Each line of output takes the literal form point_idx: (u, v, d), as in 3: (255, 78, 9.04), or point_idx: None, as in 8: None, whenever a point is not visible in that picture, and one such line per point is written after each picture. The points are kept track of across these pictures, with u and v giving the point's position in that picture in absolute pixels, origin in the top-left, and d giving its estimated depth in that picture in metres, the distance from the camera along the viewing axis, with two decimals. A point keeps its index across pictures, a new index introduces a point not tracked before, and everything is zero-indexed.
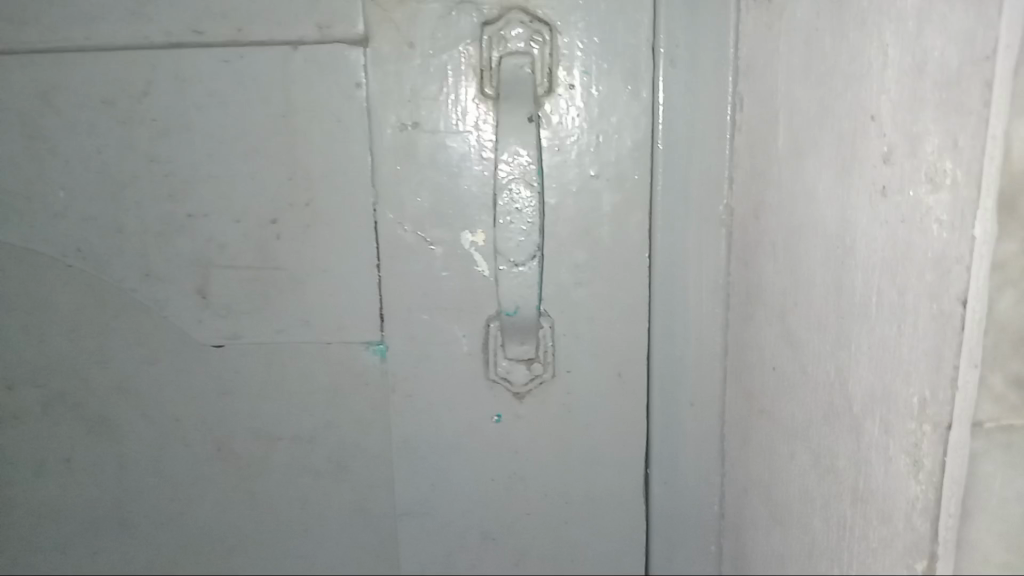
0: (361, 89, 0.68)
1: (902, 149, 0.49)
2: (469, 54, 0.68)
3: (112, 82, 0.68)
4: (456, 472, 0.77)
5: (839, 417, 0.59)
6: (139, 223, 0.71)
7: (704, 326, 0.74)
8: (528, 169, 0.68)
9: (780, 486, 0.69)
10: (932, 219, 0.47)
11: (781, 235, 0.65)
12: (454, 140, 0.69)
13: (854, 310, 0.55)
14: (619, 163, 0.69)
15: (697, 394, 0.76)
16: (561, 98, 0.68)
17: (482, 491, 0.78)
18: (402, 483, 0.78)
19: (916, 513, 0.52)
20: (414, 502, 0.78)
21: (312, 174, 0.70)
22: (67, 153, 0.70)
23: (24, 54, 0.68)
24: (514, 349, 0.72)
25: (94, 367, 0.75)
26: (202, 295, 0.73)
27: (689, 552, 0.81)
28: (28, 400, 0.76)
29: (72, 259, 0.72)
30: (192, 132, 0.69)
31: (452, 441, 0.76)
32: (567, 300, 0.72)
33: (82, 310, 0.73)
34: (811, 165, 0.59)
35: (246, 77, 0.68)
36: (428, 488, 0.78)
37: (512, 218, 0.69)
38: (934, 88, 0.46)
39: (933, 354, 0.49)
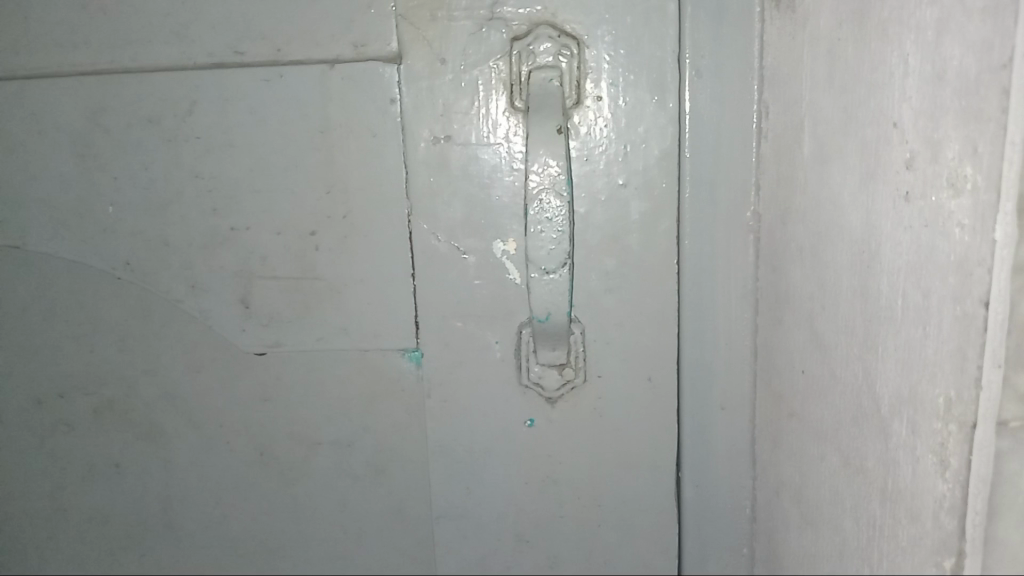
0: (395, 105, 0.71)
1: (924, 155, 0.50)
2: (499, 69, 0.70)
3: (158, 103, 0.72)
4: (491, 476, 0.79)
5: (868, 418, 0.60)
6: (184, 237, 0.74)
7: (733, 330, 0.76)
8: (558, 179, 0.70)
9: (812, 487, 0.70)
10: (954, 222, 0.48)
11: (808, 240, 0.66)
12: (485, 152, 0.72)
13: (881, 312, 0.56)
14: (647, 172, 0.71)
15: (728, 399, 0.77)
16: (589, 110, 0.70)
17: (515, 494, 0.79)
18: (438, 487, 0.80)
19: (944, 511, 0.53)
20: (451, 505, 0.80)
21: (349, 187, 0.72)
22: (116, 170, 0.73)
23: (74, 76, 0.71)
24: (545, 354, 0.74)
25: (141, 375, 0.78)
26: (245, 305, 0.75)
27: (722, 555, 0.82)
28: (80, 408, 0.79)
29: (122, 272, 0.75)
30: (234, 149, 0.72)
31: (486, 445, 0.78)
32: (598, 306, 0.74)
33: (130, 321, 0.76)
34: (837, 172, 0.60)
35: (286, 95, 0.71)
36: (464, 491, 0.80)
37: (542, 227, 0.70)
38: (954, 95, 0.47)
39: (958, 355, 0.49)
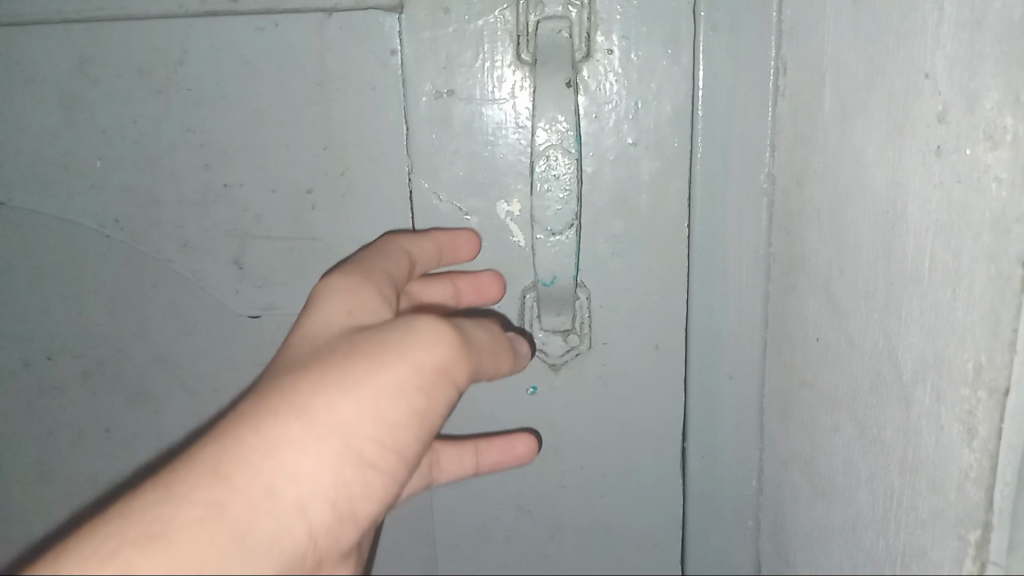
0: (396, 57, 0.67)
1: (958, 106, 0.48)
2: (505, 20, 0.66)
3: (149, 52, 0.68)
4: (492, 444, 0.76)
5: (887, 385, 0.58)
6: (176, 194, 0.71)
7: (742, 297, 0.72)
8: (566, 135, 0.66)
9: (824, 459, 0.68)
10: (990, 176, 0.47)
11: (826, 202, 0.62)
12: (490, 108, 0.68)
13: (906, 275, 0.54)
14: (658, 130, 0.67)
15: (737, 367, 0.75)
16: (599, 64, 0.66)
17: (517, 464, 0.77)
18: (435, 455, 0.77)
19: (969, 483, 0.55)
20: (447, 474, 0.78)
21: (347, 143, 0.69)
22: (104, 123, 0.70)
23: (59, 24, 0.68)
24: (550, 320, 0.72)
25: (132, 337, 0.75)
26: (238, 264, 0.73)
27: (727, 527, 0.80)
28: (69, 370, 0.77)
29: (111, 230, 0.72)
30: (228, 102, 0.69)
31: (487, 415, 0.76)
32: (604, 271, 0.71)
33: (120, 281, 0.74)
34: (861, 128, 0.57)
35: (282, 45, 0.67)
36: None
37: (549, 185, 0.67)
38: (995, 42, 0.45)
39: (991, 318, 0.50)
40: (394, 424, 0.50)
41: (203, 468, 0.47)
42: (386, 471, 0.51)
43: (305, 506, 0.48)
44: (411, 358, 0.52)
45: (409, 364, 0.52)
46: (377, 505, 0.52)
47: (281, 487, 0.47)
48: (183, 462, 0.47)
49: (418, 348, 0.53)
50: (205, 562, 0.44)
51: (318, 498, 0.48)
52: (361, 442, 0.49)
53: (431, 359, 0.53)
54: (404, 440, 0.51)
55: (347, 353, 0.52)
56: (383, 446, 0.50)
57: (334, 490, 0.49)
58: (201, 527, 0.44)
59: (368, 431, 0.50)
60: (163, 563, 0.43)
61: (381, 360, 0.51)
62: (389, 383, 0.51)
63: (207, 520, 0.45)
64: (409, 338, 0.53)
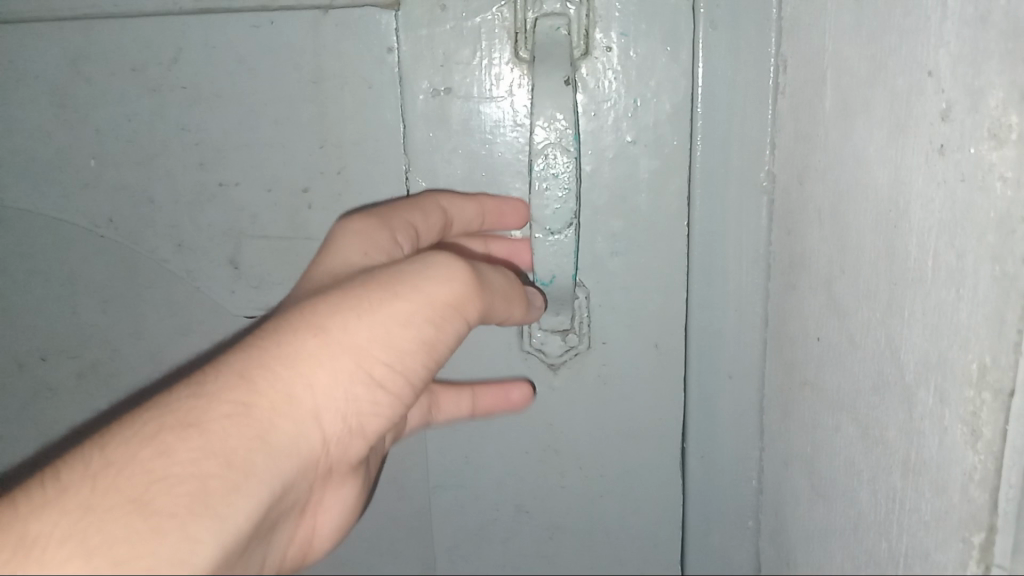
0: (392, 54, 0.66)
1: (962, 105, 0.47)
2: (502, 17, 0.65)
3: (142, 50, 0.67)
4: (491, 445, 0.76)
5: (889, 386, 0.58)
6: (170, 194, 0.71)
7: (742, 295, 0.72)
8: (565, 134, 0.65)
9: (824, 459, 0.67)
10: (995, 175, 0.47)
11: (827, 200, 0.62)
12: (488, 106, 0.67)
13: (909, 275, 0.54)
14: (658, 128, 0.66)
15: (736, 366, 0.74)
16: (598, 61, 0.65)
17: (516, 465, 0.77)
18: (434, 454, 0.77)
19: (973, 484, 0.54)
20: (446, 475, 0.77)
21: (343, 142, 0.69)
22: (98, 122, 0.69)
23: (52, 21, 0.67)
24: (548, 320, 0.71)
25: (127, 338, 0.75)
26: (234, 264, 0.72)
27: (727, 527, 0.80)
28: (63, 371, 0.76)
29: (104, 230, 0.72)
30: (223, 100, 0.68)
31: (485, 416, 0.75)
32: (603, 270, 0.70)
33: (114, 281, 0.73)
34: (863, 126, 0.56)
35: (277, 42, 0.66)
36: (462, 462, 0.77)
37: (547, 184, 0.66)
38: (998, 38, 0.45)
39: (995, 319, 0.50)
40: (408, 349, 0.50)
41: (228, 370, 0.46)
42: (395, 396, 0.51)
43: (320, 416, 0.47)
44: (426, 290, 0.50)
45: (424, 297, 0.50)
46: (385, 425, 0.52)
47: (300, 396, 0.47)
48: (209, 365, 0.47)
49: (434, 283, 0.51)
50: (236, 453, 0.43)
51: (334, 409, 0.48)
52: (377, 363, 0.49)
53: (447, 295, 0.51)
54: (414, 366, 0.51)
55: (362, 281, 0.51)
56: (395, 371, 0.49)
57: (345, 405, 0.48)
58: (231, 422, 0.44)
59: (384, 353, 0.49)
60: (198, 450, 0.42)
61: (395, 291, 0.50)
62: (403, 312, 0.50)
63: (236, 417, 0.44)
64: (427, 271, 0.51)
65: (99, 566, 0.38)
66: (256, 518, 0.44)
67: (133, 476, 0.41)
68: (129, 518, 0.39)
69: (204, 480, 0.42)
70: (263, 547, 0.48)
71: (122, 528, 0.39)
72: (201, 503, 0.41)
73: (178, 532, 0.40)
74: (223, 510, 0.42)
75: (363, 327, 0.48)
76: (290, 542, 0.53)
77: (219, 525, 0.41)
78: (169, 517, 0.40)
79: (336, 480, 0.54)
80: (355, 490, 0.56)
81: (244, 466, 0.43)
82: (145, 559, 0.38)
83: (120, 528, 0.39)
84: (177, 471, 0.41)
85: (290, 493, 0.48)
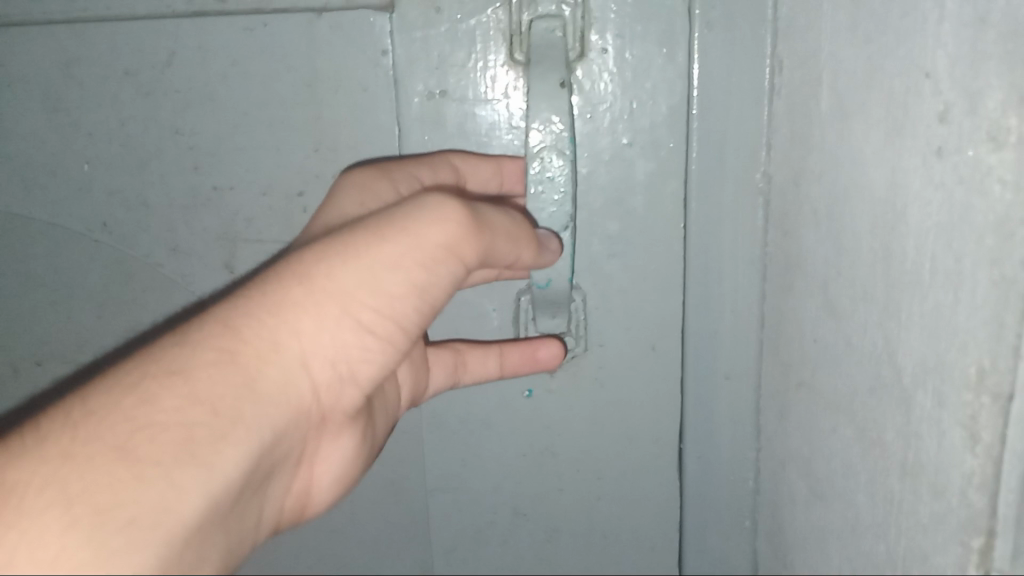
0: (387, 57, 0.66)
1: (961, 106, 0.47)
2: (497, 19, 0.64)
3: (135, 53, 0.67)
4: (488, 447, 0.76)
5: (888, 388, 0.57)
6: (164, 198, 0.71)
7: (739, 297, 0.71)
8: (561, 137, 0.64)
9: (821, 461, 0.67)
10: (993, 178, 0.48)
11: (824, 202, 0.61)
12: (483, 109, 0.67)
13: (903, 279, 0.54)
14: (654, 130, 0.66)
15: (733, 368, 0.74)
16: (593, 63, 0.64)
17: (513, 468, 0.76)
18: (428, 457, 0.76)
19: (972, 488, 0.56)
20: (441, 477, 0.77)
21: (338, 145, 0.68)
22: (90, 126, 0.69)
23: (44, 24, 0.66)
24: (544, 323, 0.71)
25: (122, 343, 0.74)
26: (230, 269, 0.72)
27: (723, 529, 0.79)
28: (57, 377, 0.75)
29: (99, 234, 0.71)
30: (216, 103, 0.68)
31: (483, 419, 0.75)
32: (600, 273, 0.70)
33: (109, 286, 0.73)
34: (860, 128, 0.55)
35: (271, 45, 0.66)
36: (460, 465, 0.76)
37: (544, 187, 0.65)
38: (998, 38, 0.45)
39: (993, 324, 0.51)
40: (397, 294, 0.48)
41: (215, 320, 0.45)
42: (387, 341, 0.49)
43: (307, 362, 0.47)
44: (415, 231, 0.48)
45: (412, 238, 0.48)
46: (378, 373, 0.50)
47: (286, 343, 0.46)
48: (196, 315, 0.46)
49: (426, 220, 0.48)
50: (221, 400, 0.42)
51: (321, 355, 0.47)
52: (364, 308, 0.47)
53: (441, 233, 0.48)
54: (404, 311, 0.49)
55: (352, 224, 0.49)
56: (383, 315, 0.48)
57: (335, 349, 0.47)
58: (216, 370, 0.43)
59: (372, 297, 0.47)
60: (183, 397, 0.42)
61: (383, 232, 0.48)
62: (390, 253, 0.47)
63: (221, 365, 0.43)
64: (417, 209, 0.49)
65: (83, 514, 0.37)
66: (244, 467, 0.42)
67: (117, 423, 0.40)
68: (113, 465, 0.39)
69: (188, 428, 0.41)
70: (258, 500, 0.47)
71: (105, 475, 0.38)
72: (187, 452, 0.40)
73: (162, 479, 0.39)
74: (209, 458, 0.41)
75: (349, 272, 0.47)
76: (289, 492, 0.52)
77: (206, 473, 0.40)
78: (153, 466, 0.39)
79: (329, 426, 0.52)
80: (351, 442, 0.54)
81: (231, 413, 0.42)
82: (127, 508, 0.38)
83: (105, 474, 0.38)
84: (162, 418, 0.41)
85: (281, 443, 0.46)
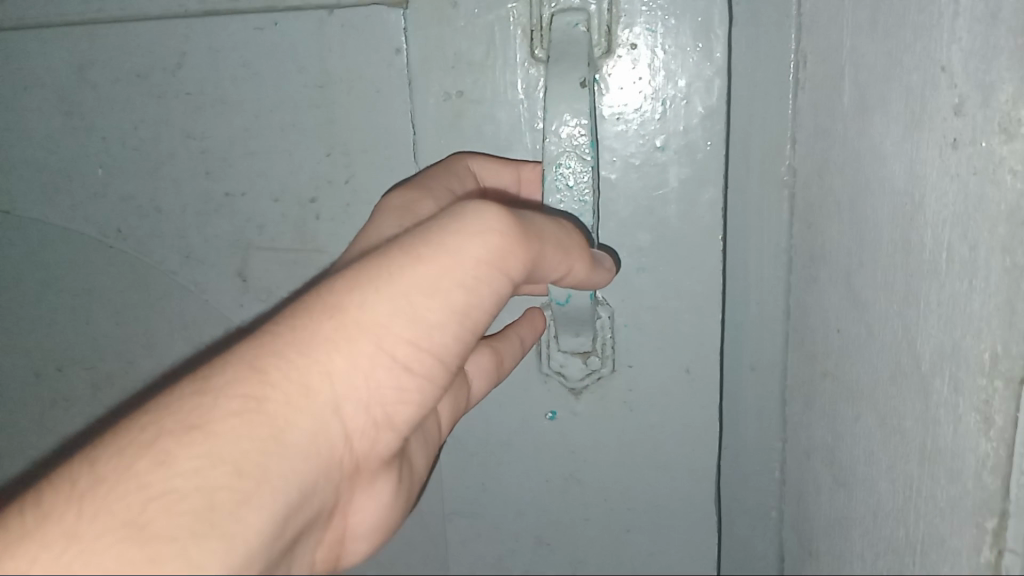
0: (401, 55, 0.66)
1: (974, 99, 0.48)
2: (518, 14, 0.63)
3: (146, 56, 0.68)
4: (508, 472, 0.77)
5: (906, 375, 0.59)
6: (178, 203, 0.72)
7: (763, 288, 0.73)
8: (580, 143, 0.61)
9: (844, 448, 0.68)
10: (1005, 169, 0.48)
11: (846, 194, 0.62)
12: (502, 109, 0.66)
13: (924, 267, 0.55)
14: (688, 133, 0.64)
15: (758, 358, 0.75)
16: (621, 60, 0.63)
17: (537, 493, 0.78)
18: (449, 482, 0.79)
19: (986, 471, 0.56)
20: (462, 502, 0.79)
21: (351, 149, 0.69)
22: (104, 129, 0.71)
23: (59, 26, 0.68)
24: (567, 341, 0.70)
25: (139, 350, 0.76)
26: (242, 277, 0.73)
27: (753, 517, 0.81)
28: (79, 382, 0.77)
29: (113, 240, 0.73)
30: (228, 106, 0.69)
31: (503, 441, 0.76)
32: (629, 287, 0.69)
33: (126, 292, 0.75)
34: (879, 122, 0.57)
35: (282, 45, 0.67)
36: (479, 488, 0.78)
37: (562, 196, 0.62)
38: (1008, 34, 0.45)
39: (1006, 309, 0.51)
40: (439, 322, 0.43)
41: (235, 362, 0.39)
42: (424, 377, 0.43)
43: (339, 407, 0.41)
44: (455, 247, 0.43)
45: (453, 256, 0.43)
46: (417, 415, 0.44)
47: (317, 385, 0.40)
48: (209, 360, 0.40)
49: (466, 235, 0.44)
50: (246, 458, 0.36)
51: (355, 398, 0.41)
52: (399, 341, 0.42)
53: (483, 250, 0.44)
54: (445, 343, 0.43)
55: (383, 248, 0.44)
56: (424, 348, 0.42)
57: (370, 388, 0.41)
58: (240, 422, 0.37)
59: (409, 328, 0.42)
60: (202, 457, 0.35)
61: (422, 252, 0.43)
62: (430, 275, 0.42)
63: (244, 414, 0.37)
64: (455, 221, 0.44)
65: None
66: (270, 535, 0.36)
67: (126, 494, 0.34)
68: (122, 546, 0.32)
69: (209, 494, 0.34)
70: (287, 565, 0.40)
71: (113, 560, 0.32)
72: (208, 521, 0.34)
73: (179, 558, 0.33)
74: (233, 526, 0.35)
75: (383, 299, 0.41)
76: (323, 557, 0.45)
77: (228, 546, 0.34)
78: (168, 542, 0.33)
79: (366, 479, 0.45)
80: (393, 495, 0.47)
81: (256, 472, 0.36)
82: None
83: (114, 557, 0.32)
84: (179, 484, 0.34)
85: (314, 501, 0.40)
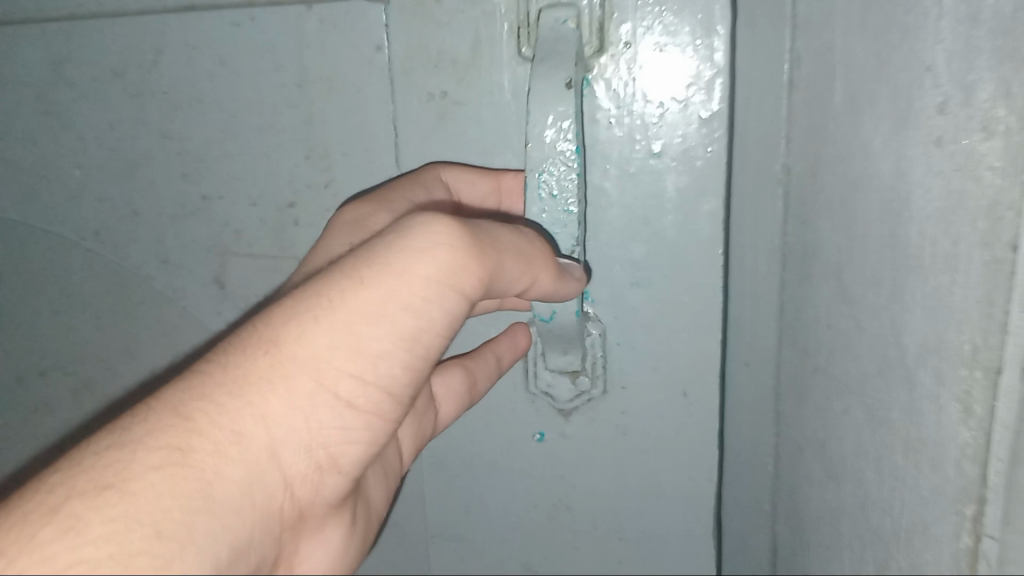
0: (382, 52, 0.65)
1: (956, 99, 0.50)
2: (504, 8, 0.62)
3: (123, 54, 0.69)
4: (493, 496, 0.79)
5: (893, 369, 0.60)
6: (155, 205, 0.73)
7: (760, 279, 0.74)
8: (565, 149, 0.61)
9: (835, 441, 0.70)
10: (985, 165, 0.49)
11: (838, 191, 0.64)
12: (487, 108, 0.64)
13: (910, 261, 0.56)
14: (686, 139, 0.63)
15: (753, 354, 0.76)
16: (615, 59, 0.62)
17: (524, 516, 0.80)
18: (438, 502, 0.82)
19: (965, 459, 0.57)
20: (444, 522, 0.82)
21: (331, 151, 0.68)
22: (82, 129, 0.72)
23: (40, 21, 0.69)
24: (555, 360, 0.71)
25: (117, 355, 0.77)
26: (219, 283, 0.74)
27: (745, 511, 0.83)
28: (60, 387, 0.78)
29: (90, 242, 0.75)
30: (204, 107, 0.69)
31: (490, 460, 0.78)
32: (623, 302, 0.69)
33: (105, 296, 0.76)
34: (868, 121, 0.58)
35: (260, 41, 0.66)
36: (463, 509, 0.81)
37: (546, 204, 0.62)
38: (988, 36, 0.47)
39: (986, 301, 0.52)
40: (382, 353, 0.42)
41: (165, 410, 0.39)
42: (371, 414, 0.42)
43: (276, 454, 0.40)
44: (398, 265, 0.43)
45: (395, 279, 0.43)
46: (366, 452, 0.43)
47: (249, 427, 0.39)
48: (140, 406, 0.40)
49: (409, 254, 0.44)
50: (168, 517, 0.35)
51: (292, 439, 0.40)
52: (341, 377, 0.41)
53: (430, 266, 0.44)
54: (392, 374, 0.42)
55: (326, 275, 0.44)
56: (367, 382, 0.42)
57: (311, 431, 0.40)
58: (161, 477, 0.36)
59: (349, 360, 0.41)
60: (118, 519, 0.34)
61: (364, 277, 0.43)
62: (374, 301, 0.42)
63: (166, 468, 0.37)
64: (404, 234, 0.45)
65: None
66: None
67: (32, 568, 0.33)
68: None
69: (125, 563, 0.33)
70: None
71: None
72: None
73: None
74: None
75: (323, 332, 0.41)
76: None
77: None
78: None
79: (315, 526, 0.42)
80: (345, 546, 0.43)
81: (178, 533, 0.35)
82: None
83: None
84: (91, 552, 0.33)
85: (255, 555, 0.38)
